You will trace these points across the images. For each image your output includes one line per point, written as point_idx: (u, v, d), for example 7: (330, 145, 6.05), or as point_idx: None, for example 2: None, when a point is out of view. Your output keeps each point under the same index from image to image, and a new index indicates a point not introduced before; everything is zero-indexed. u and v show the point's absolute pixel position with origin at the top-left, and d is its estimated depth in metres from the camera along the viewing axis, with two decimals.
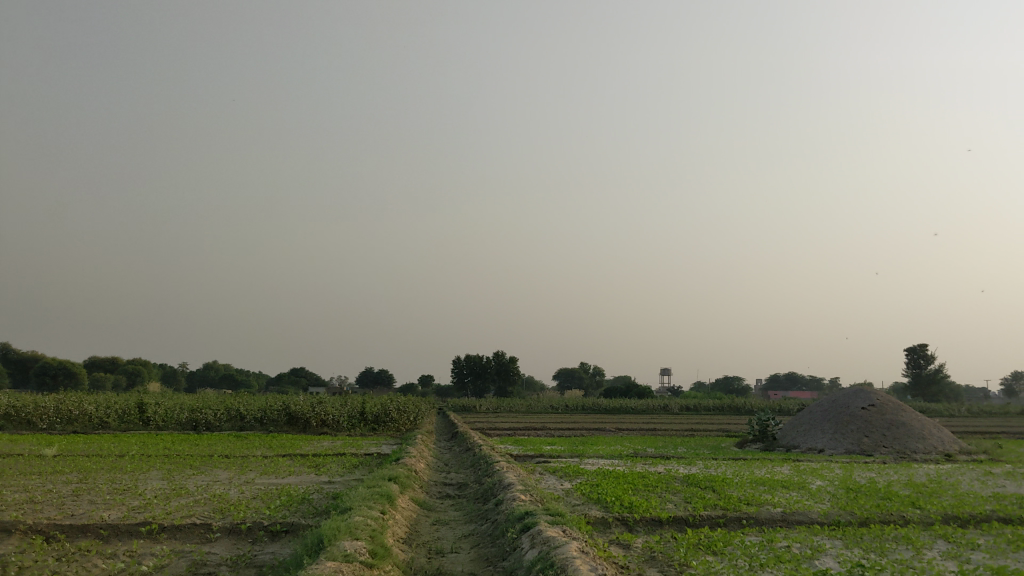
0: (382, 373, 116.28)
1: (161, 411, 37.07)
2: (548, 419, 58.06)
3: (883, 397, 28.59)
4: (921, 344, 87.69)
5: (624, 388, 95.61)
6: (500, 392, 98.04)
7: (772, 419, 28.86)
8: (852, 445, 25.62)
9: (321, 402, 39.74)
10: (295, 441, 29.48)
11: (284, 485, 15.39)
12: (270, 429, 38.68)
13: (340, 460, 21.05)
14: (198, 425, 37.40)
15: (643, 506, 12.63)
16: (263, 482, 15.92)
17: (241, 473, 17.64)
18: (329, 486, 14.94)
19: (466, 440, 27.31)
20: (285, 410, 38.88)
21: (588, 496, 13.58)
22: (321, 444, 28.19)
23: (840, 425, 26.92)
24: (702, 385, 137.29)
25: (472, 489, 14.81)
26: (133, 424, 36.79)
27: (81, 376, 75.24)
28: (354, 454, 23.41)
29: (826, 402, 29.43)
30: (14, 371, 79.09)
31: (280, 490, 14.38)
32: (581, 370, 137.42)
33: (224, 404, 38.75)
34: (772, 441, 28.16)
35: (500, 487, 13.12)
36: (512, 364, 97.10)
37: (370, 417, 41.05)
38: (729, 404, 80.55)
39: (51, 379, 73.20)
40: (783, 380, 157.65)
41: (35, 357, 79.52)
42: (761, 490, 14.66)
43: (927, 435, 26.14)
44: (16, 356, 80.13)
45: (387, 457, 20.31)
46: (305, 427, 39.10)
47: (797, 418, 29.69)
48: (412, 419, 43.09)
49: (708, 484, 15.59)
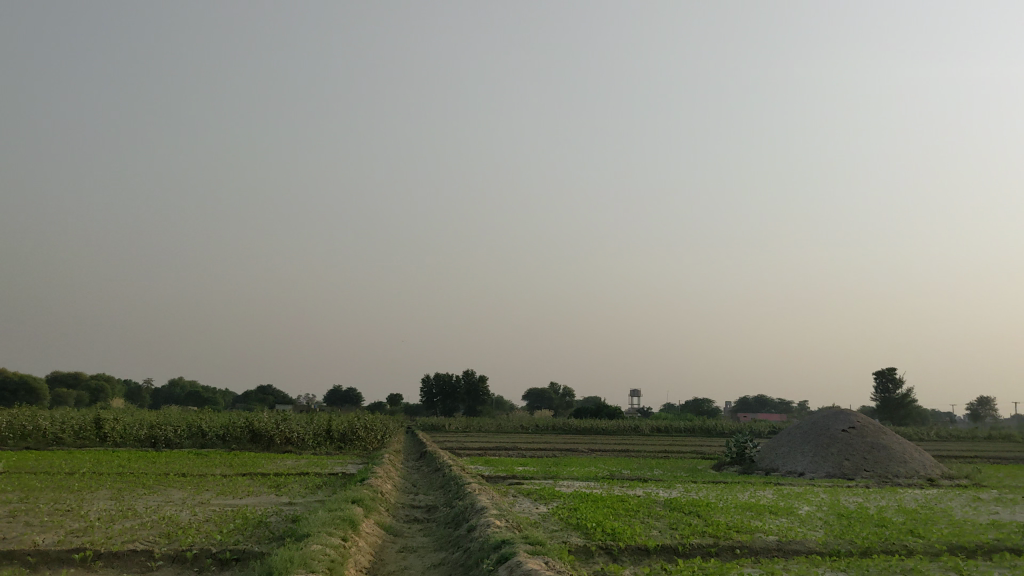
0: (350, 392, 114.79)
1: (119, 427, 35.73)
2: (519, 440, 57.14)
3: (863, 419, 27.95)
4: (890, 369, 87.92)
5: (594, 409, 94.85)
6: (469, 412, 96.93)
7: (750, 441, 28.15)
8: (833, 468, 24.91)
9: (285, 419, 38.57)
10: (258, 459, 28.35)
11: (241, 506, 14.38)
12: (232, 447, 37.43)
13: (303, 480, 20.00)
14: (157, 442, 36.12)
15: (627, 533, 11.75)
16: (218, 503, 14.88)
17: (196, 493, 16.54)
18: (289, 508, 13.92)
19: (436, 459, 26.31)
20: (248, 427, 37.64)
21: (568, 523, 12.68)
22: (285, 463, 27.06)
23: (820, 448, 26.23)
24: (672, 407, 136.89)
25: (443, 513, 13.88)
26: (89, 440, 35.40)
27: (42, 392, 73.37)
28: (319, 473, 22.37)
29: (804, 424, 28.75)
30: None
31: (234, 512, 13.36)
32: (550, 391, 136.66)
33: (185, 420, 37.50)
34: (750, 464, 27.44)
35: (473, 511, 12.24)
36: (481, 384, 96.09)
37: (336, 435, 39.96)
38: (700, 426, 80.04)
39: (11, 394, 71.22)
40: (751, 402, 157.70)
41: None
42: (749, 516, 13.81)
43: (908, 459, 25.51)
44: None
45: (352, 478, 19.32)
46: (268, 445, 37.88)
47: (774, 441, 28.98)
48: (378, 438, 42.01)
49: (692, 509, 14.72)
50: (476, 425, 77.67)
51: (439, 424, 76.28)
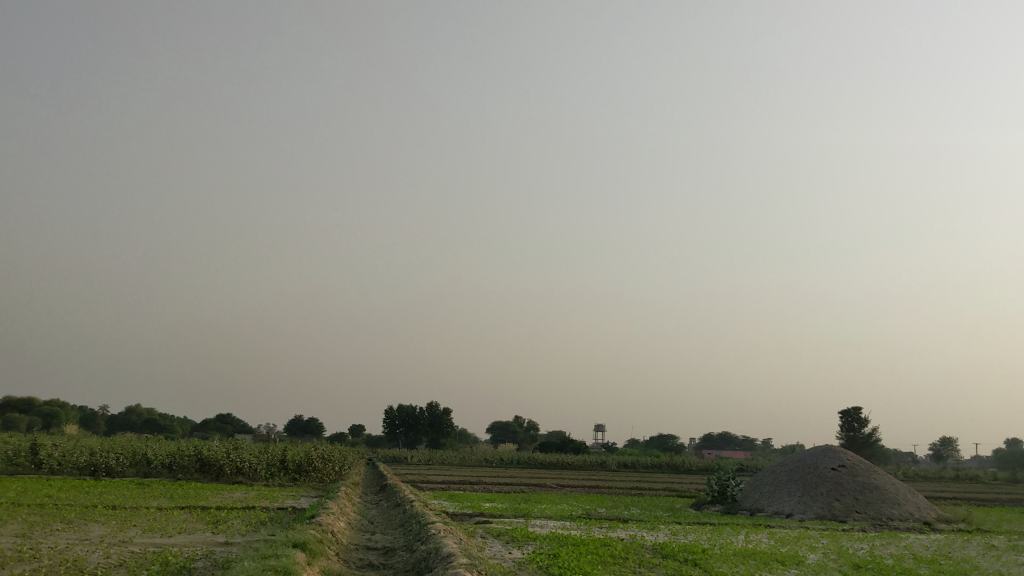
0: (311, 423, 111.92)
1: (57, 453, 33.26)
2: (485, 473, 54.86)
3: (853, 457, 26.35)
4: (854, 407, 86.83)
5: (559, 442, 92.90)
6: (432, 444, 94.60)
7: (733, 478, 26.43)
8: (823, 509, 23.26)
9: (237, 448, 36.17)
10: (203, 491, 26.11)
11: (166, 548, 12.33)
12: (178, 477, 35.05)
13: (245, 516, 17.88)
14: (97, 470, 33.60)
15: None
16: (140, 543, 12.78)
17: (119, 530, 14.41)
18: (221, 552, 11.84)
19: (397, 493, 24.27)
20: (196, 456, 35.22)
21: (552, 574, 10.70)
22: (233, 495, 24.93)
23: (808, 487, 24.56)
24: (638, 442, 135.09)
25: (401, 559, 11.94)
26: (23, 467, 33.02)
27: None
28: (268, 508, 20.28)
29: (790, 461, 27.10)
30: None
31: (154, 555, 11.29)
32: (514, 424, 134.56)
33: (129, 446, 35.08)
34: (733, 504, 25.72)
35: (437, 557, 10.32)
36: (444, 415, 93.80)
37: (291, 466, 37.68)
38: (668, 462, 78.18)
39: None
40: (716, 438, 156.36)
41: None
42: (754, 568, 12.07)
43: (902, 500, 23.94)
44: None
45: (301, 514, 17.29)
46: (218, 475, 35.55)
47: (758, 479, 27.33)
48: (336, 469, 39.79)
49: (686, 557, 12.91)
50: (439, 457, 75.42)
51: (400, 456, 73.97)
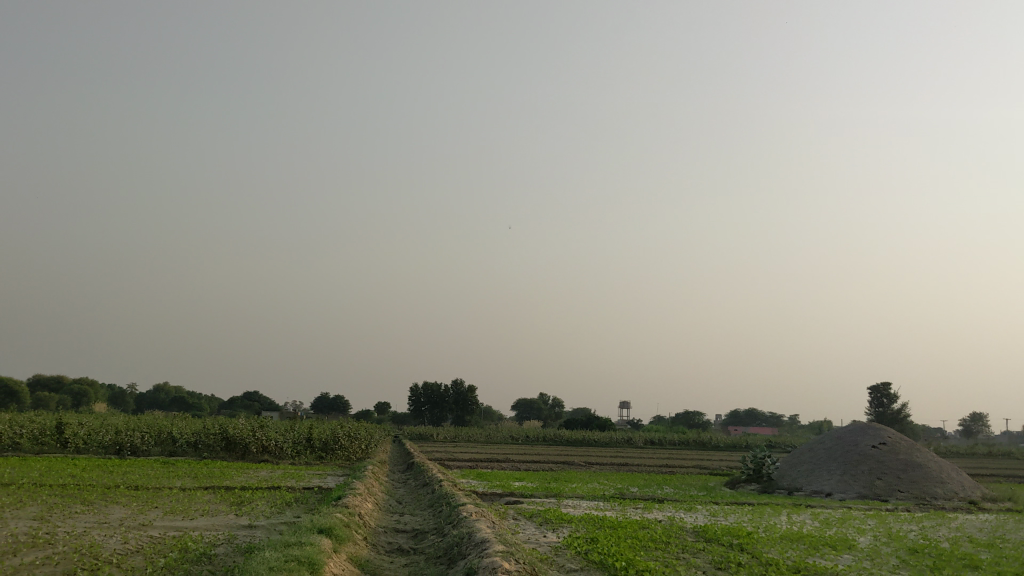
0: (337, 400, 112.05)
1: (82, 432, 33.06)
2: (513, 451, 54.40)
3: (894, 434, 25.53)
4: (883, 383, 85.65)
5: (584, 419, 92.44)
6: (458, 421, 94.46)
7: (768, 457, 25.82)
8: (865, 489, 22.54)
9: (263, 426, 35.83)
10: (227, 470, 25.76)
11: (186, 532, 11.80)
12: (204, 456, 34.81)
13: (270, 497, 17.38)
14: (123, 449, 33.39)
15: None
16: (160, 528, 12.27)
17: (140, 513, 13.96)
18: (244, 537, 11.29)
19: (425, 473, 23.78)
20: (222, 435, 34.91)
21: (593, 562, 10.04)
22: (258, 475, 24.52)
23: (848, 466, 23.82)
24: (663, 418, 134.37)
25: (432, 544, 11.32)
26: (49, 446, 32.92)
27: (24, 395, 71.36)
28: (292, 488, 19.82)
29: (829, 439, 26.33)
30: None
31: (173, 541, 10.74)
32: (540, 401, 134.34)
33: (155, 425, 34.86)
34: (770, 483, 25.08)
35: (470, 544, 9.69)
36: (470, 393, 93.55)
37: (317, 445, 37.38)
38: (695, 439, 77.49)
39: None
40: (742, 414, 155.33)
41: None
42: (805, 553, 11.36)
43: (946, 479, 23.13)
44: None
45: (327, 495, 16.76)
46: (244, 453, 35.27)
47: (794, 457, 26.63)
48: (363, 447, 39.43)
49: (732, 541, 12.25)
50: (465, 435, 75.14)
51: (427, 433, 73.76)
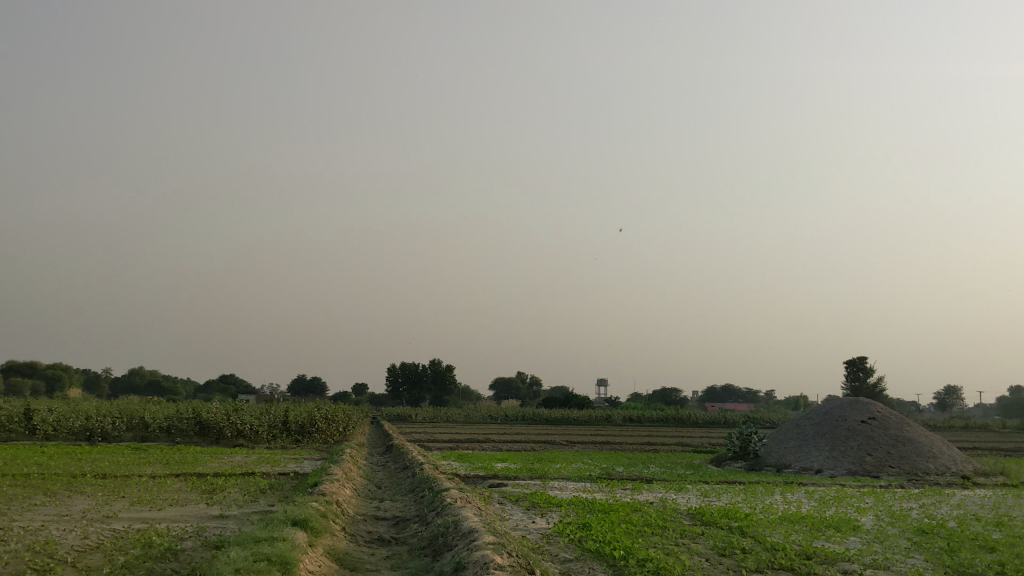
0: (314, 382, 111.05)
1: (50, 418, 32.10)
2: (494, 431, 53.81)
3: (882, 409, 25.10)
4: (859, 357, 85.68)
5: (563, 397, 92.11)
6: (436, 402, 93.87)
7: (755, 433, 25.35)
8: (854, 465, 22.09)
9: (237, 410, 34.97)
10: (199, 456, 24.92)
11: (151, 526, 10.97)
12: (178, 441, 33.96)
13: (244, 485, 16.61)
14: (93, 436, 32.49)
15: (682, 567, 8.43)
16: (124, 520, 11.47)
17: (104, 504, 13.12)
18: (213, 529, 10.51)
19: (405, 455, 23.07)
20: (196, 419, 34.04)
21: (590, 550, 9.39)
22: (233, 460, 23.73)
23: (837, 441, 23.36)
24: (640, 396, 134.34)
25: (416, 534, 10.60)
26: (16, 434, 31.86)
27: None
28: (268, 474, 19.04)
29: (816, 415, 25.87)
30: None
31: (136, 536, 9.93)
32: (518, 380, 134.01)
33: (126, 411, 33.97)
34: (757, 460, 24.57)
35: (458, 535, 8.95)
36: (448, 373, 92.88)
37: (294, 428, 36.64)
38: (674, 416, 77.24)
39: None
40: (719, 391, 155.73)
41: None
42: (811, 537, 10.74)
43: (936, 454, 22.73)
44: None
45: (305, 481, 16.04)
46: (218, 439, 34.31)
47: (780, 433, 26.17)
48: (341, 430, 38.61)
49: (732, 524, 11.62)
50: (444, 415, 74.49)
51: (405, 414, 73.07)
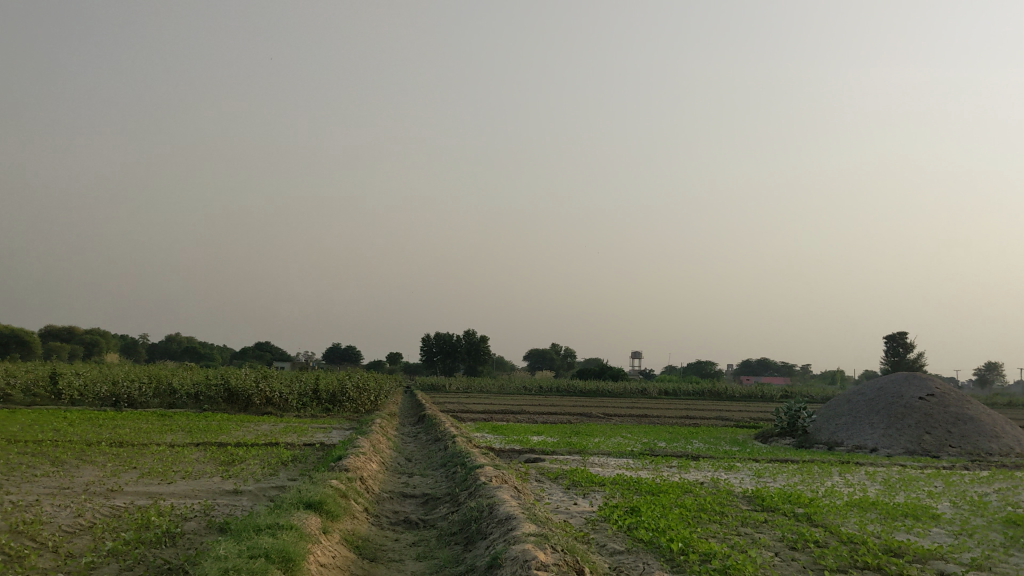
0: (348, 350, 110.78)
1: (76, 383, 31.52)
2: (529, 401, 52.86)
3: (941, 385, 23.63)
4: (901, 332, 83.40)
5: (596, 369, 90.87)
6: (469, 371, 93.17)
7: (803, 409, 24.16)
8: (912, 444, 20.72)
9: (267, 376, 34.20)
10: (224, 424, 24.12)
11: (155, 502, 9.98)
12: (205, 408, 33.32)
13: (266, 456, 15.68)
14: (119, 401, 31.90)
15: (754, 565, 7.22)
16: (125, 495, 10.48)
17: (111, 476, 12.21)
18: (222, 508, 9.48)
19: (436, 426, 22.10)
20: (224, 386, 33.32)
21: (644, 540, 8.24)
22: (258, 429, 22.85)
23: (893, 419, 22.01)
24: (675, 369, 132.67)
25: (445, 517, 9.52)
26: (42, 398, 31.37)
27: (35, 346, 70.30)
28: (292, 445, 18.10)
29: (869, 391, 24.50)
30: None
31: (134, 515, 8.90)
32: (551, 351, 133.13)
33: (153, 377, 33.28)
34: (806, 437, 23.33)
35: (493, 523, 7.80)
36: (482, 343, 91.98)
37: (324, 396, 35.87)
38: (710, 390, 75.85)
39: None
40: (755, 365, 153.68)
41: None
42: (891, 529, 9.49)
43: (1000, 433, 21.30)
44: None
45: (329, 453, 15.09)
46: (246, 406, 33.71)
47: (829, 409, 24.89)
48: (372, 399, 37.78)
49: (797, 511, 10.41)
50: (477, 385, 73.64)
51: (438, 383, 72.37)
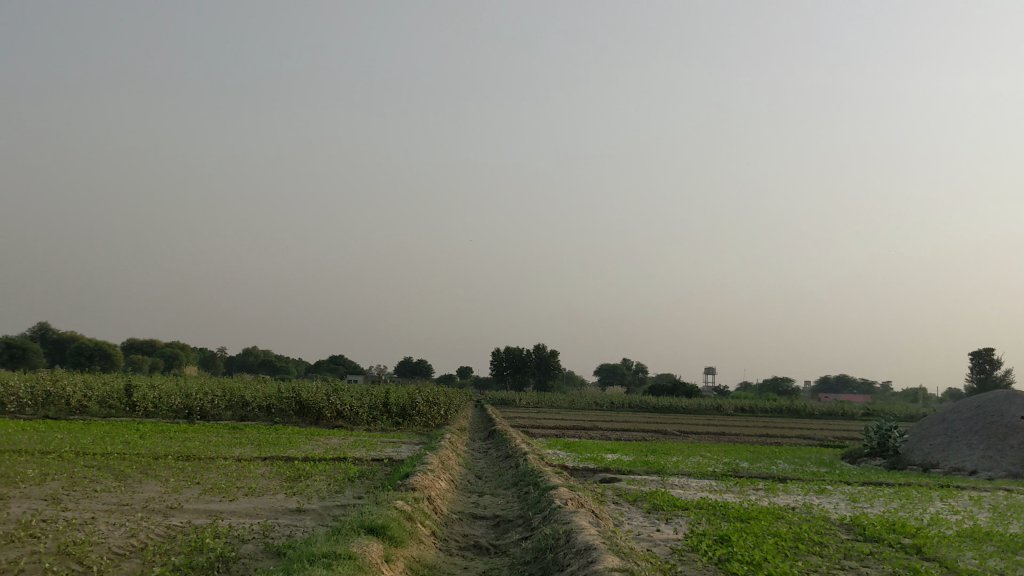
0: (420, 363, 110.95)
1: (150, 395, 31.73)
2: (601, 417, 51.88)
3: None
4: (987, 348, 80.05)
5: (669, 384, 89.22)
6: (540, 386, 92.38)
7: (895, 428, 22.92)
8: (1015, 467, 19.35)
9: (337, 389, 34.00)
10: (294, 438, 23.86)
11: (213, 522, 9.49)
12: (276, 421, 33.26)
13: (333, 472, 15.19)
14: (192, 413, 32.00)
15: None
16: (184, 514, 10.02)
17: (173, 492, 11.81)
18: (282, 531, 8.94)
19: (507, 442, 21.43)
20: (295, 399, 33.21)
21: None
22: (327, 443, 22.49)
23: (994, 439, 20.62)
24: (750, 385, 129.92)
25: (518, 543, 8.83)
26: (117, 410, 31.63)
27: (117, 358, 71.89)
28: (360, 460, 17.62)
29: (966, 409, 23.08)
30: (48, 350, 75.50)
31: (188, 536, 8.39)
32: (623, 366, 131.62)
33: (226, 389, 33.34)
34: (897, 457, 22.06)
35: (571, 554, 7.08)
36: (553, 358, 91.18)
37: (394, 410, 35.53)
38: (788, 406, 73.77)
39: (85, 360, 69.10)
40: (833, 381, 149.77)
41: (74, 337, 75.85)
42: (1012, 563, 8.52)
43: None
44: (55, 339, 76.57)
45: (397, 470, 14.55)
46: (317, 419, 33.53)
47: (922, 429, 23.53)
48: (443, 413, 37.30)
49: (905, 542, 9.46)
50: (548, 400, 72.86)
51: (509, 397, 71.77)
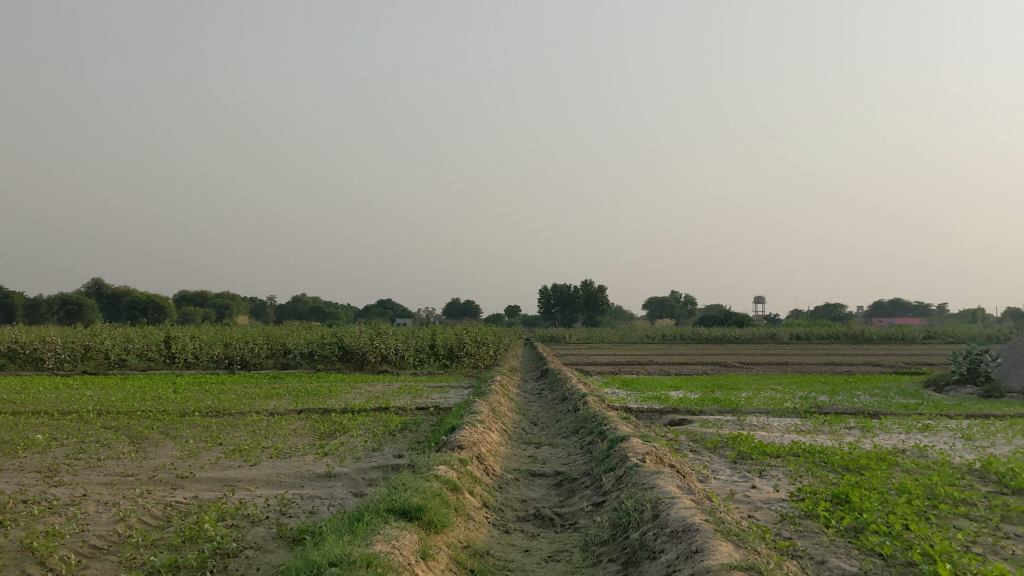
0: (467, 305, 109.79)
1: (189, 346, 30.63)
2: (656, 352, 50.02)
3: None
4: None
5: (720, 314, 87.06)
6: (590, 322, 90.83)
7: (986, 352, 20.91)
8: None
9: (381, 333, 32.59)
10: (336, 387, 22.50)
11: (219, 498, 7.90)
12: (320, 367, 32.01)
13: (372, 425, 13.63)
14: (233, 363, 30.87)
15: None
16: (193, 488, 8.46)
17: (188, 457, 10.31)
18: (301, 507, 7.35)
19: (563, 382, 19.81)
20: (338, 344, 31.87)
21: (893, 562, 5.65)
22: (371, 391, 21.07)
23: None
24: (803, 313, 127.07)
25: (588, 516, 7.17)
26: (156, 362, 30.61)
27: (168, 311, 71.62)
28: (404, 410, 16.07)
29: None
30: (102, 305, 75.61)
31: (187, 520, 6.81)
32: (673, 299, 129.38)
33: (268, 337, 32.13)
34: (991, 384, 20.08)
35: (667, 539, 5.38)
36: (601, 293, 89.34)
37: (441, 352, 34.12)
38: (845, 333, 71.18)
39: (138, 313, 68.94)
40: (888, 306, 146.04)
41: (125, 290, 75.84)
42: None
43: None
44: (109, 292, 76.93)
45: (442, 421, 12.96)
46: (362, 364, 32.21)
47: (1016, 352, 21.46)
48: (492, 353, 35.85)
49: None
50: (598, 335, 71.36)
51: (559, 333, 70.28)
